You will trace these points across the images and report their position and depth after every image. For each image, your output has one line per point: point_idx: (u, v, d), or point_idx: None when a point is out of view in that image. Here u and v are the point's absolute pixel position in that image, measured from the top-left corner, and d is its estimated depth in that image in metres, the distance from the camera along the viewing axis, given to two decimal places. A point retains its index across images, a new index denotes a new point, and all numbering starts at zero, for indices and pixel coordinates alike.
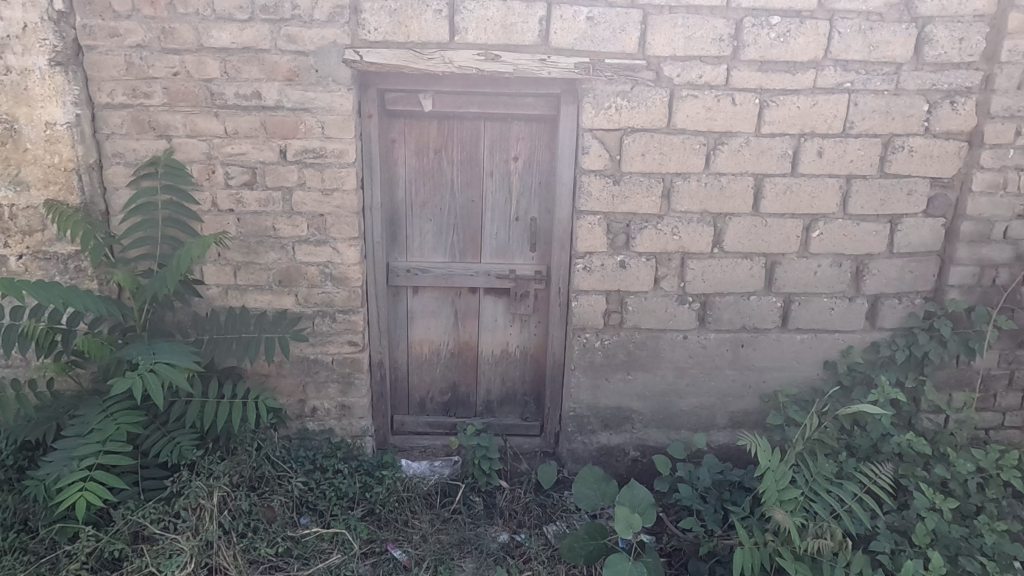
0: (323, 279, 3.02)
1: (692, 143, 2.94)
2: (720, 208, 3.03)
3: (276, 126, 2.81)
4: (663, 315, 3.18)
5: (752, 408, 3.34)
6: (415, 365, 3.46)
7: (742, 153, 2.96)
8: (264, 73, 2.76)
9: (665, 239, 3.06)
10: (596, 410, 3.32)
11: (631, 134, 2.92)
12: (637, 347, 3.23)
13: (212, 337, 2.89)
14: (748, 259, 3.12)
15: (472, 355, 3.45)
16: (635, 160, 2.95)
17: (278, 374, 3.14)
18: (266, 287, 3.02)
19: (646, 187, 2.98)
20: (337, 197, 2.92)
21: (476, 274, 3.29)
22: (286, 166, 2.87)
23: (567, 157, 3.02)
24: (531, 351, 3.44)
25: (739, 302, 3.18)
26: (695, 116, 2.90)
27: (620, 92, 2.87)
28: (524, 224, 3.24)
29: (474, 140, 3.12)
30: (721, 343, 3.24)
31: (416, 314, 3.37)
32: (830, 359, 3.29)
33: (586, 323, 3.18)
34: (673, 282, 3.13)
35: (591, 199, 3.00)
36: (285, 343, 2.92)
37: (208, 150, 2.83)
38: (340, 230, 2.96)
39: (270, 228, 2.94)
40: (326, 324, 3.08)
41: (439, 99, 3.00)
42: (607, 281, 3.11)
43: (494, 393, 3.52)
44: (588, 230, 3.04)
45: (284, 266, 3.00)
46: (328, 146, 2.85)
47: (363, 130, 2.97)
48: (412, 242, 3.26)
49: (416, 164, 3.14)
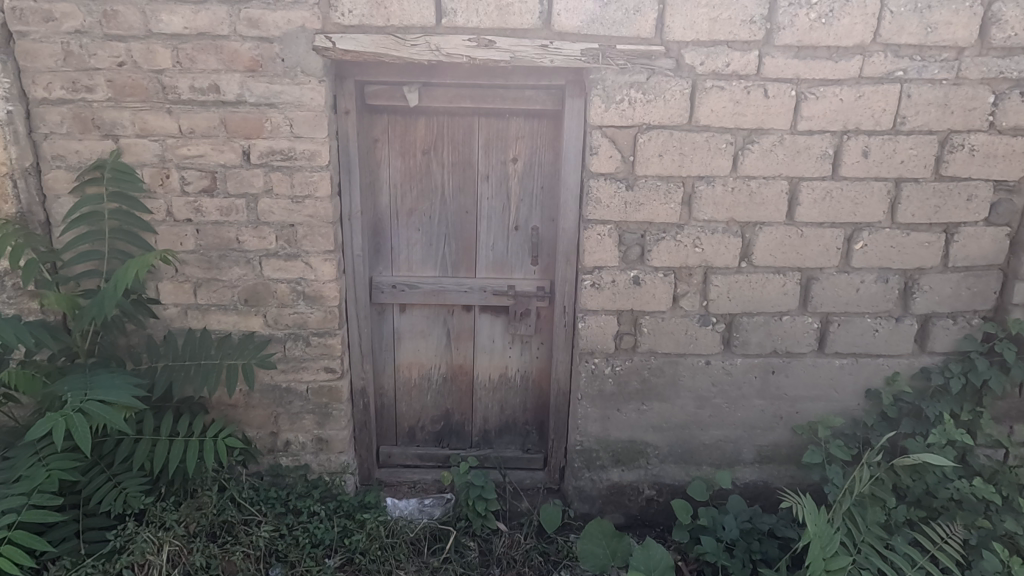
0: (295, 297, 2.65)
1: (717, 142, 2.54)
2: (749, 217, 2.64)
3: (237, 124, 2.45)
4: (683, 338, 2.79)
5: (783, 442, 2.96)
6: (404, 391, 3.09)
7: (775, 153, 2.56)
8: (223, 63, 2.39)
9: (686, 252, 2.67)
10: (606, 444, 2.94)
11: (647, 132, 2.53)
12: (653, 374, 2.84)
13: (168, 364, 2.55)
14: (781, 274, 2.73)
15: (467, 380, 3.08)
16: (652, 162, 2.56)
17: (246, 404, 2.78)
18: (230, 308, 2.67)
19: (663, 192, 2.59)
20: (309, 205, 2.55)
21: (470, 291, 2.91)
22: (250, 170, 2.50)
23: (573, 158, 2.64)
24: (533, 376, 3.07)
25: (770, 323, 2.79)
26: (722, 110, 2.51)
27: (634, 82, 2.48)
28: (525, 234, 2.86)
29: (468, 140, 2.74)
30: (748, 369, 2.86)
31: (404, 335, 3.00)
32: (873, 388, 2.89)
33: (594, 347, 2.79)
34: (694, 300, 2.75)
35: (600, 207, 2.61)
36: (250, 371, 2.56)
37: (161, 151, 2.48)
38: (313, 242, 2.59)
39: (234, 240, 2.58)
40: (299, 348, 2.72)
41: (428, 93, 2.62)
42: (619, 299, 2.72)
43: (491, 421, 3.15)
44: (598, 243, 2.65)
45: (250, 283, 2.64)
46: (297, 147, 2.48)
47: (340, 128, 2.60)
48: (399, 254, 2.89)
49: (402, 166, 2.77)
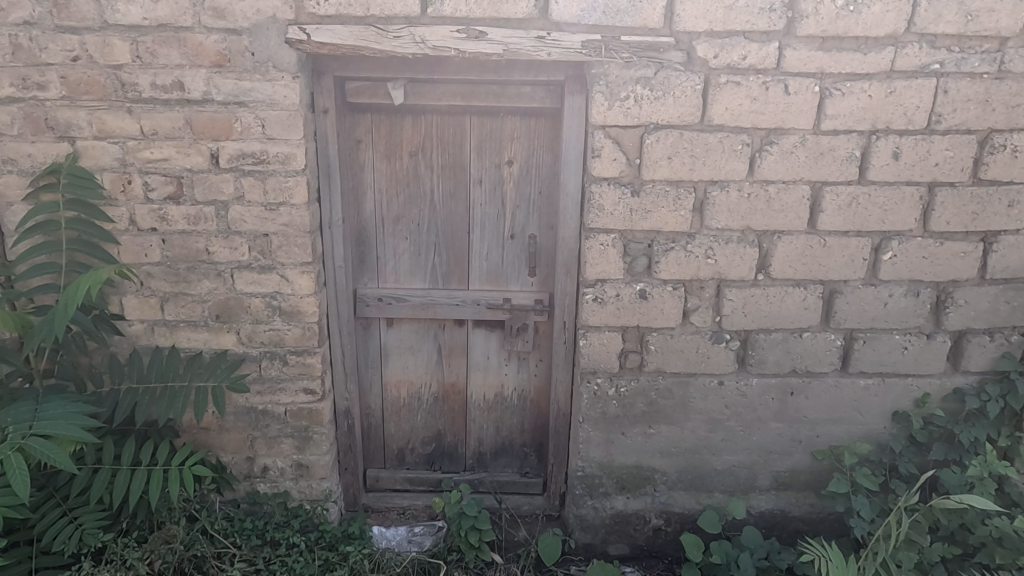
0: (270, 312, 2.44)
1: (732, 143, 2.31)
2: (767, 225, 2.41)
3: (204, 125, 2.23)
4: (694, 356, 2.56)
5: (802, 468, 2.73)
6: (392, 411, 2.87)
7: (795, 155, 2.33)
8: (186, 57, 2.17)
9: (697, 263, 2.44)
10: (610, 470, 2.72)
11: (654, 132, 2.29)
12: (661, 396, 2.61)
13: (132, 387, 2.35)
14: (802, 288, 2.49)
15: (460, 400, 2.86)
16: (660, 165, 2.32)
17: (220, 427, 2.57)
18: (200, 324, 2.45)
19: (673, 198, 2.36)
20: (284, 213, 2.33)
21: (462, 304, 2.69)
22: (219, 175, 2.29)
23: (573, 161, 2.40)
24: (531, 395, 2.84)
25: (789, 341, 2.56)
26: (738, 109, 2.27)
27: (640, 78, 2.24)
28: (521, 243, 2.63)
29: (459, 141, 2.52)
30: (764, 390, 2.62)
31: (391, 351, 2.78)
32: (900, 410, 2.65)
33: (597, 367, 2.57)
34: (706, 316, 2.51)
35: (603, 214, 2.37)
36: (220, 394, 2.35)
37: (121, 155, 2.26)
38: (289, 253, 2.37)
39: (203, 251, 2.37)
40: (276, 368, 2.50)
41: (414, 89, 2.40)
42: (624, 314, 2.49)
43: (486, 443, 2.93)
44: (600, 253, 2.42)
45: (221, 297, 2.42)
46: (269, 149, 2.26)
47: (318, 129, 2.38)
48: (385, 265, 2.67)
49: (387, 170, 2.55)
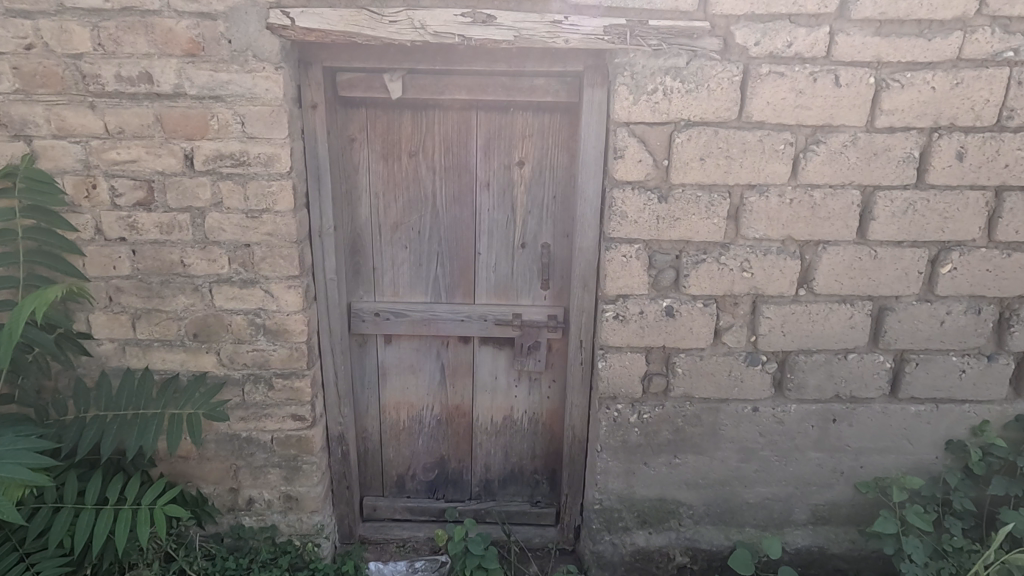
0: (253, 331, 2.19)
1: (774, 143, 2.03)
2: (810, 235, 2.14)
3: (177, 122, 1.98)
4: (725, 380, 2.30)
5: (843, 501, 2.46)
6: (390, 436, 2.62)
7: (845, 156, 2.05)
8: (154, 45, 1.91)
9: (731, 277, 2.17)
10: (630, 502, 2.46)
11: (685, 129, 2.02)
12: (688, 424, 2.35)
13: (99, 415, 2.11)
14: (848, 304, 2.22)
15: (465, 423, 2.61)
16: (691, 167, 2.05)
17: (200, 456, 2.33)
18: (176, 344, 2.20)
19: (705, 205, 2.09)
20: (268, 221, 2.07)
21: (468, 320, 2.43)
22: (194, 179, 2.03)
23: (592, 163, 2.14)
24: (543, 418, 2.59)
25: (832, 363, 2.29)
26: (781, 103, 1.99)
27: (670, 68, 1.97)
28: (533, 253, 2.37)
29: (464, 138, 2.25)
30: (803, 417, 2.36)
31: (389, 370, 2.53)
32: (955, 439, 2.38)
33: (617, 391, 2.30)
34: (740, 335, 2.25)
35: (626, 222, 2.10)
36: (197, 423, 2.11)
37: (84, 156, 2.01)
38: (273, 265, 2.12)
39: (177, 263, 2.12)
40: (261, 393, 2.25)
41: (414, 81, 2.14)
42: (648, 334, 2.23)
43: (494, 470, 2.68)
44: (623, 266, 2.15)
45: (199, 314, 2.17)
46: (250, 149, 2.01)
47: (305, 126, 2.12)
48: (383, 277, 2.41)
49: (385, 171, 2.29)
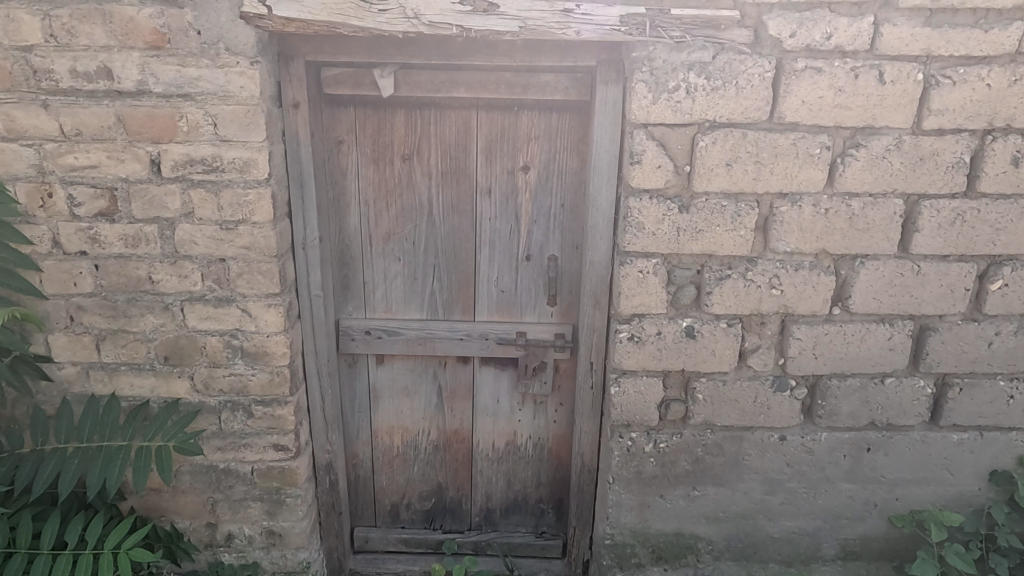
0: (230, 354, 1.98)
1: (809, 146, 1.82)
2: (847, 248, 1.93)
3: (141, 123, 1.76)
4: (751, 407, 2.09)
5: (876, 535, 2.26)
6: (384, 462, 2.42)
7: (889, 161, 1.84)
8: (114, 36, 1.70)
9: (758, 294, 1.96)
10: (644, 537, 2.25)
11: (711, 131, 1.80)
12: (709, 453, 2.15)
13: (59, 448, 1.90)
14: (886, 324, 2.01)
15: (464, 449, 2.40)
16: (716, 174, 1.84)
17: (173, 489, 2.12)
18: (145, 368, 2.00)
19: (731, 215, 1.88)
20: (245, 233, 1.86)
21: (467, 339, 2.22)
22: (162, 186, 1.82)
23: (605, 168, 1.93)
24: (549, 444, 2.38)
25: (867, 388, 2.08)
26: (818, 102, 1.78)
27: (694, 63, 1.76)
28: (539, 266, 2.17)
29: (463, 141, 2.04)
30: (835, 447, 2.15)
31: (382, 393, 2.32)
32: (1000, 469, 2.17)
33: (632, 419, 2.10)
34: (767, 358, 2.04)
35: (643, 234, 1.89)
36: (166, 457, 1.90)
37: (38, 161, 1.79)
38: (251, 282, 1.91)
39: (145, 279, 1.90)
40: (239, 421, 2.05)
41: (407, 77, 1.92)
42: (666, 357, 2.02)
43: (495, 499, 2.47)
44: (639, 283, 1.94)
45: (169, 336, 1.96)
46: (223, 154, 1.79)
47: (287, 127, 1.90)
48: (374, 292, 2.20)
49: (376, 177, 2.08)
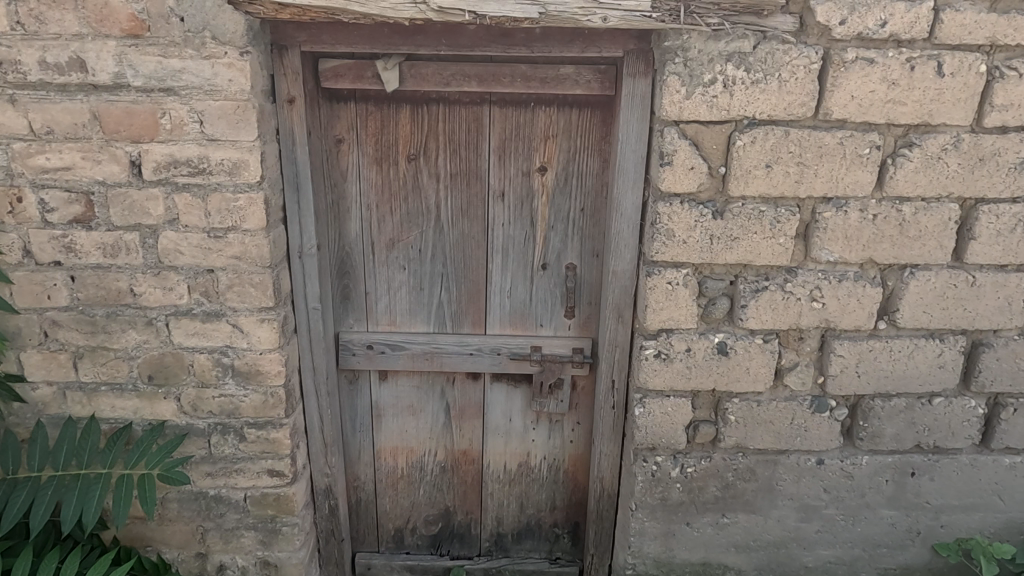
0: (220, 373, 1.81)
1: (858, 146, 1.65)
2: (896, 258, 1.75)
3: (120, 120, 1.59)
4: (787, 429, 1.92)
5: (918, 565, 2.09)
6: (387, 485, 2.25)
7: (945, 162, 1.66)
8: (88, 23, 1.52)
9: (798, 308, 1.79)
10: (668, 567, 2.09)
11: (749, 129, 1.63)
12: (740, 478, 1.98)
13: (33, 478, 1.73)
14: (936, 339, 1.84)
15: (474, 470, 2.24)
16: (754, 176, 1.66)
17: (160, 517, 1.95)
18: (128, 388, 1.83)
19: (770, 222, 1.71)
20: (235, 242, 1.69)
21: (478, 354, 2.05)
22: (143, 190, 1.65)
23: (631, 169, 1.75)
24: (565, 465, 2.22)
25: (913, 409, 1.91)
26: (868, 97, 1.61)
27: (733, 53, 1.58)
28: (556, 275, 2.00)
29: (475, 140, 1.86)
30: (877, 471, 1.98)
31: (386, 411, 2.16)
32: None
33: (657, 442, 1.93)
34: (806, 376, 1.87)
35: (673, 242, 1.72)
36: (150, 487, 1.73)
37: (6, 162, 1.62)
38: (242, 295, 1.74)
39: (126, 292, 1.73)
40: (230, 446, 1.88)
41: (413, 70, 1.76)
42: (695, 376, 1.85)
43: (506, 523, 2.31)
44: (668, 295, 1.77)
45: (153, 353, 1.79)
46: (210, 155, 1.62)
47: (281, 125, 1.73)
48: (377, 303, 2.03)
49: (379, 179, 1.91)
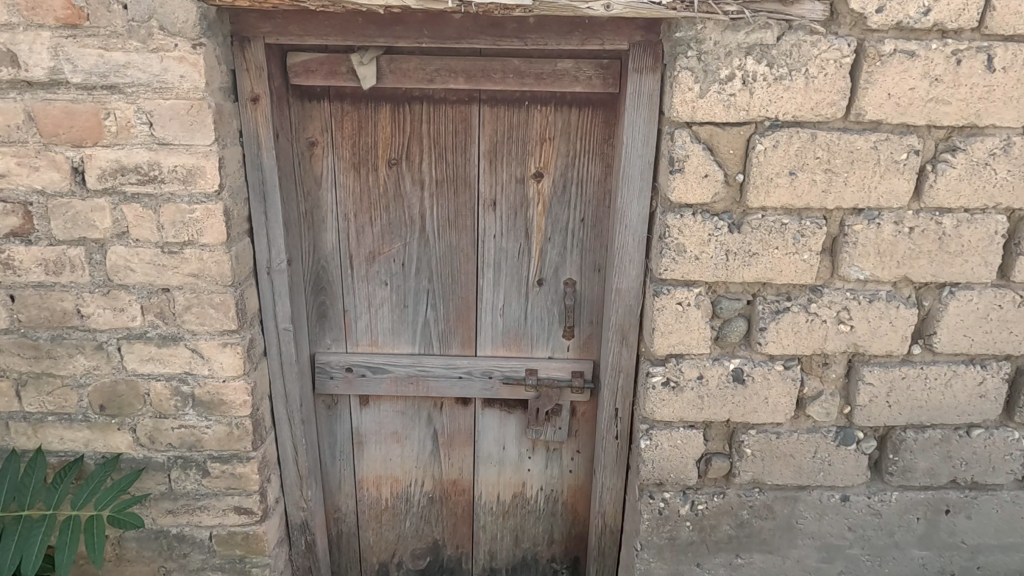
0: (179, 403, 1.63)
1: (894, 150, 1.46)
2: (935, 276, 1.56)
3: (59, 122, 1.40)
4: (809, 463, 1.73)
5: None
6: (370, 517, 2.07)
7: (992, 169, 1.47)
8: (19, 12, 1.34)
9: (823, 331, 1.60)
10: None
11: (772, 132, 1.44)
12: (756, 516, 1.79)
13: None
14: (977, 365, 1.65)
15: (464, 501, 2.05)
16: (776, 184, 1.47)
17: (117, 558, 1.78)
18: (77, 419, 1.64)
19: (794, 236, 1.52)
20: (192, 258, 1.51)
21: (468, 378, 1.87)
22: (87, 200, 1.46)
23: (637, 176, 1.57)
24: (564, 497, 2.03)
25: (950, 442, 1.72)
26: (907, 95, 1.41)
27: (754, 45, 1.39)
28: (553, 292, 1.81)
29: (463, 143, 1.68)
30: (908, 509, 1.79)
31: (368, 438, 1.98)
32: None
33: (665, 478, 1.75)
34: (831, 406, 1.69)
35: (684, 258, 1.53)
36: (100, 531, 1.55)
37: None
38: (201, 317, 1.56)
39: (71, 313, 1.55)
40: (192, 481, 1.70)
41: (393, 65, 1.57)
42: (708, 406, 1.66)
43: (500, 557, 2.13)
44: (677, 317, 1.59)
45: (105, 381, 1.61)
46: (161, 161, 1.44)
47: (244, 127, 1.55)
48: (357, 321, 1.85)
49: (357, 186, 1.72)
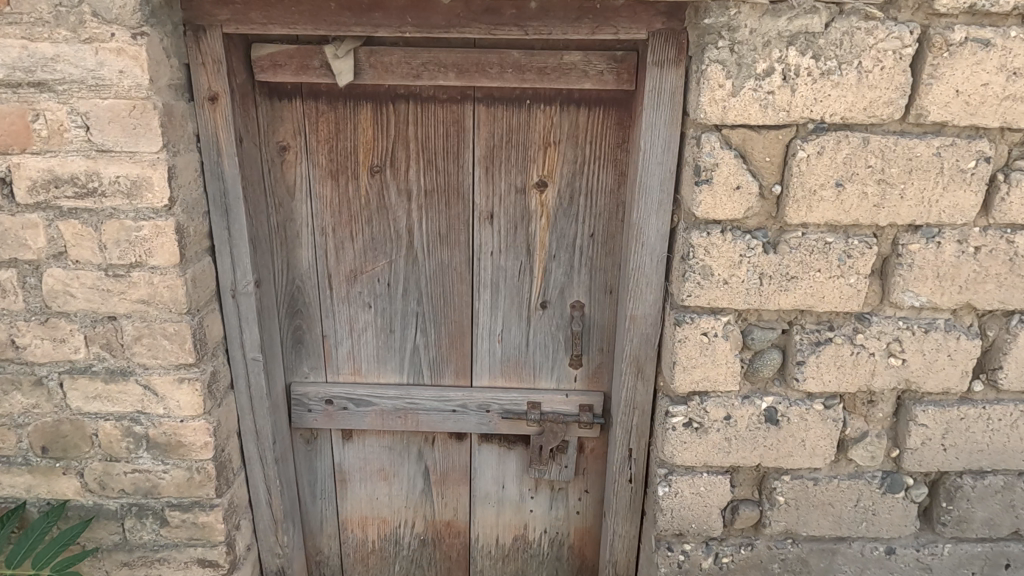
0: (131, 445, 1.43)
1: (962, 156, 1.23)
2: (1005, 302, 1.33)
3: None
4: (850, 512, 1.52)
5: None
6: (356, 560, 1.87)
7: None
8: None
9: (871, 366, 1.38)
10: None
11: (817, 136, 1.22)
12: (788, 570, 1.58)
13: None
14: None
15: (460, 544, 1.85)
16: (820, 197, 1.25)
17: None
18: (17, 462, 1.44)
19: (840, 257, 1.30)
20: (141, 282, 1.30)
21: (462, 411, 1.66)
22: (18, 216, 1.26)
23: (656, 187, 1.35)
24: (570, 541, 1.82)
25: (1014, 490, 1.50)
26: (979, 92, 1.19)
27: (797, 34, 1.17)
28: (559, 315, 1.60)
29: (456, 147, 1.47)
30: (961, 564, 1.57)
31: (352, 475, 1.77)
32: None
33: (685, 528, 1.53)
34: (877, 449, 1.47)
35: (711, 283, 1.32)
36: None
37: None
38: (154, 349, 1.36)
39: (5, 344, 1.35)
40: (149, 531, 1.50)
41: (374, 58, 1.36)
42: (736, 449, 1.45)
43: None
44: (702, 350, 1.37)
45: (46, 421, 1.41)
46: (101, 170, 1.23)
47: (201, 131, 1.34)
48: (337, 348, 1.65)
49: (335, 197, 1.51)
